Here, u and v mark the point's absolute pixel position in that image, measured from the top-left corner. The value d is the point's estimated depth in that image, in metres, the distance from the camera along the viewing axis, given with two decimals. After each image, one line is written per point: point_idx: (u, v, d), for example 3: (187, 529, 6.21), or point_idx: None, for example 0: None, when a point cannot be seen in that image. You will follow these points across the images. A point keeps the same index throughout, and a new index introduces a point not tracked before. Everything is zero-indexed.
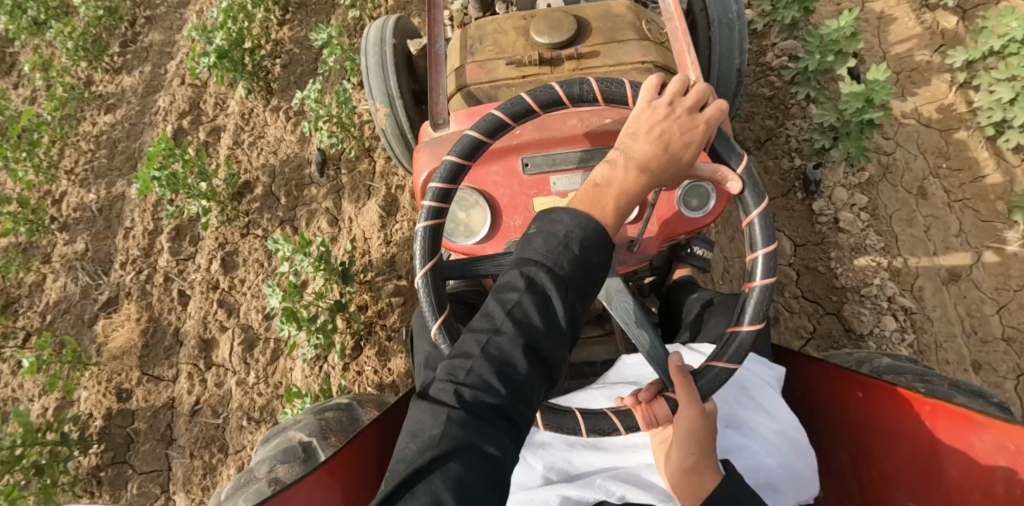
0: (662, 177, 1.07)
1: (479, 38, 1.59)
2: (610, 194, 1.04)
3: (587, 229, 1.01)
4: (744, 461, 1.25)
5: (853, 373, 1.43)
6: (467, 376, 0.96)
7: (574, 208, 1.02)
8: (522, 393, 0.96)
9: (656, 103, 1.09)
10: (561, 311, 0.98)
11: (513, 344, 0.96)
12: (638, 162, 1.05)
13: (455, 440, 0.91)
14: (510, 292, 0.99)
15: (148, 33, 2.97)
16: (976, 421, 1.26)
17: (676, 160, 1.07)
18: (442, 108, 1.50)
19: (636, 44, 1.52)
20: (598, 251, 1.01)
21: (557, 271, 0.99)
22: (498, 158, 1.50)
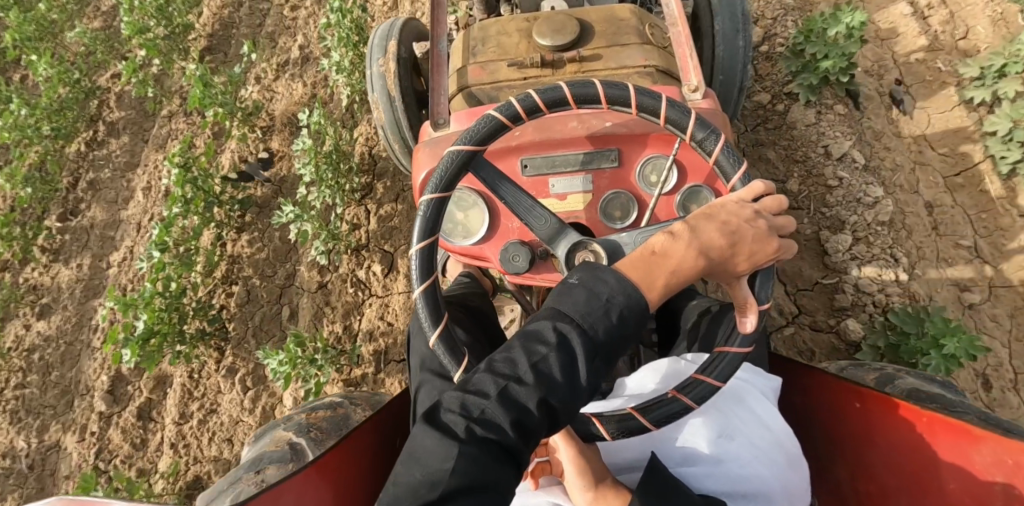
0: (710, 271, 1.03)
1: (483, 39, 1.55)
2: (662, 268, 1.01)
3: (630, 299, 0.97)
4: (736, 471, 1.17)
5: (850, 383, 1.39)
6: (480, 417, 0.94)
7: (624, 274, 0.98)
8: (531, 444, 0.95)
9: (745, 204, 1.06)
10: (586, 375, 0.96)
11: (531, 398, 0.94)
12: (702, 243, 1.01)
13: (458, 483, 0.90)
14: (539, 344, 0.96)
15: (91, 206, 2.90)
16: (973, 433, 1.21)
17: (731, 260, 1.03)
18: (443, 109, 1.45)
19: (639, 48, 1.48)
20: (637, 321, 0.98)
21: (590, 334, 0.96)
22: (496, 160, 1.34)
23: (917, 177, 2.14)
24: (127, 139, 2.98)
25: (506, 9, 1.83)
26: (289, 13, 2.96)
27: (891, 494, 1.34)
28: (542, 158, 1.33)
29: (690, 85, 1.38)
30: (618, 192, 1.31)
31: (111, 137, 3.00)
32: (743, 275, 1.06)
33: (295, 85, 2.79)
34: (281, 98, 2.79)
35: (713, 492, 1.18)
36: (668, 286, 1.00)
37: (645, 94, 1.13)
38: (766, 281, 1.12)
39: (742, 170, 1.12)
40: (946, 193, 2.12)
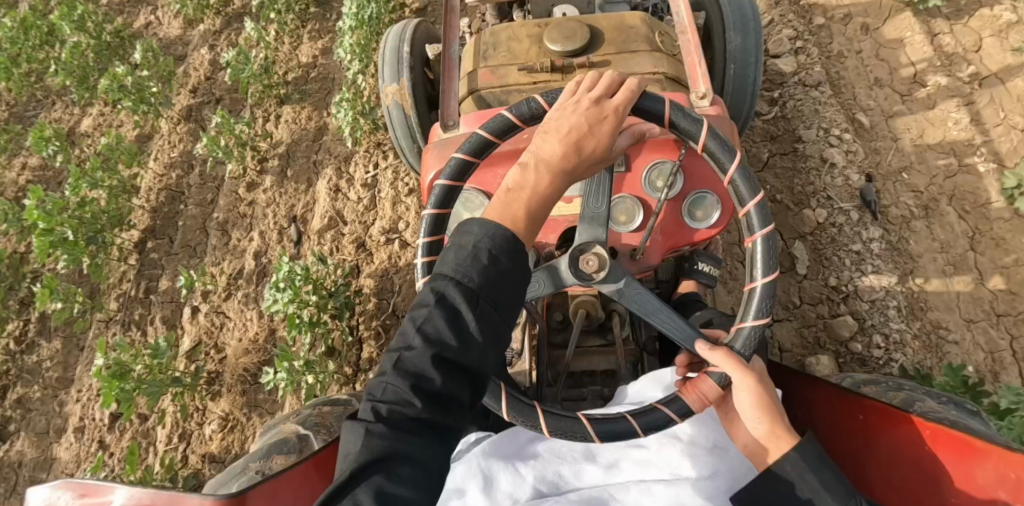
0: (565, 178, 1.09)
1: (493, 44, 1.57)
2: (522, 197, 1.06)
3: (496, 237, 1.01)
4: (727, 483, 1.16)
5: (856, 395, 1.37)
6: (384, 394, 0.99)
7: (483, 218, 1.03)
8: (439, 405, 0.98)
9: (567, 104, 1.12)
10: (471, 320, 0.99)
11: (425, 360, 0.98)
12: (548, 164, 1.08)
13: (371, 456, 0.94)
14: (421, 308, 1.01)
15: (16, 438, 2.43)
16: (976, 448, 1.20)
17: (580, 171, 1.10)
18: (452, 112, 1.47)
19: (648, 55, 1.50)
20: (512, 256, 1.02)
21: (466, 282, 1.00)
22: (503, 162, 1.36)
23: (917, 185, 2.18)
24: (59, 344, 2.57)
25: (518, 15, 1.85)
26: (244, 194, 2.61)
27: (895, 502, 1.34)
28: None
29: (698, 92, 1.39)
30: (623, 197, 1.32)
31: (41, 339, 2.60)
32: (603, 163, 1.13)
33: (248, 312, 2.39)
34: (234, 327, 2.38)
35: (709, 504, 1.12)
36: (523, 207, 1.06)
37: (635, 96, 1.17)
38: (762, 212, 1.12)
39: (737, 158, 1.14)
40: (946, 200, 2.15)
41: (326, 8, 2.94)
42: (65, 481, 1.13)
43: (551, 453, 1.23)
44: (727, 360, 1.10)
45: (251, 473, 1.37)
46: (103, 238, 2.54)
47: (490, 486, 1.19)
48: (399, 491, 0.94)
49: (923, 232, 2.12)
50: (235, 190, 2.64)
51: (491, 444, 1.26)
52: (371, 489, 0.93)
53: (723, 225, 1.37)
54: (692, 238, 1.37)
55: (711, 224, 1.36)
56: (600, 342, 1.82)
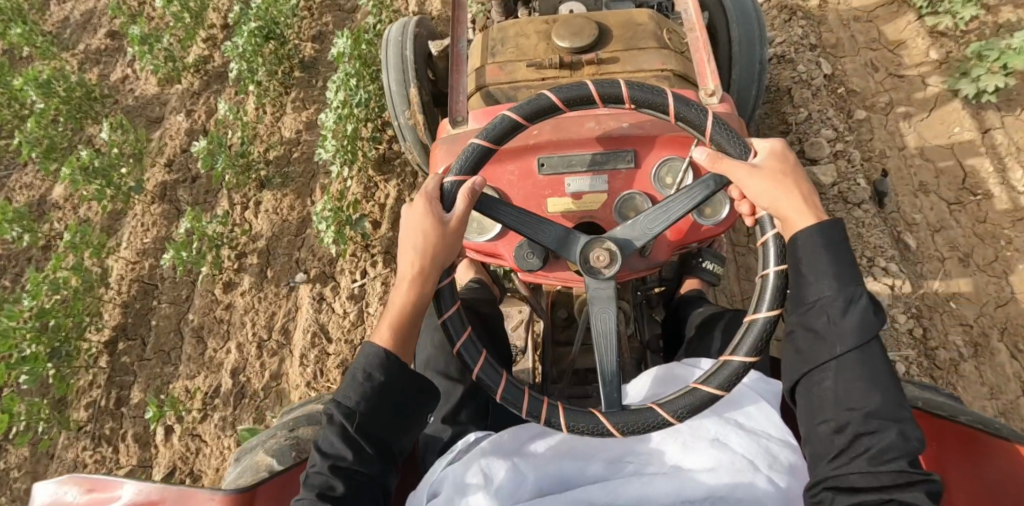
0: (423, 278, 1.19)
1: (501, 40, 1.57)
2: (396, 308, 1.19)
3: (371, 354, 1.17)
4: (729, 478, 1.13)
5: None
6: (308, 497, 1.10)
7: (368, 341, 1.18)
8: (360, 483, 1.12)
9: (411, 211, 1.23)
10: (364, 422, 1.14)
11: (328, 471, 1.11)
12: (405, 274, 1.19)
13: None
14: (322, 429, 1.16)
15: None
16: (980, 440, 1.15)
17: (434, 266, 1.19)
18: (461, 107, 1.47)
19: (656, 52, 1.50)
20: (395, 359, 1.17)
21: (348, 397, 1.15)
22: (513, 157, 1.36)
23: (923, 184, 2.26)
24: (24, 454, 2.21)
25: (524, 12, 1.85)
26: (220, 294, 2.36)
27: None
28: (557, 157, 1.35)
29: (707, 89, 1.39)
30: (633, 192, 1.32)
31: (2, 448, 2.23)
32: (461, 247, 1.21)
33: (226, 439, 2.13)
34: (211, 454, 2.11)
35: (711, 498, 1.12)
36: (395, 318, 1.19)
37: (637, 88, 1.17)
38: (771, 203, 1.14)
39: (748, 155, 1.16)
40: (948, 195, 2.23)
41: (313, 76, 2.75)
42: (71, 476, 1.12)
43: (552, 451, 1.24)
44: (722, 169, 1.14)
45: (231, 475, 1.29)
46: (66, 350, 2.22)
47: (489, 485, 1.17)
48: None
49: (925, 234, 2.19)
50: (211, 287, 2.38)
51: (492, 441, 1.26)
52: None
53: (730, 222, 1.38)
54: (702, 235, 1.38)
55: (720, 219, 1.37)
56: (606, 339, 1.81)
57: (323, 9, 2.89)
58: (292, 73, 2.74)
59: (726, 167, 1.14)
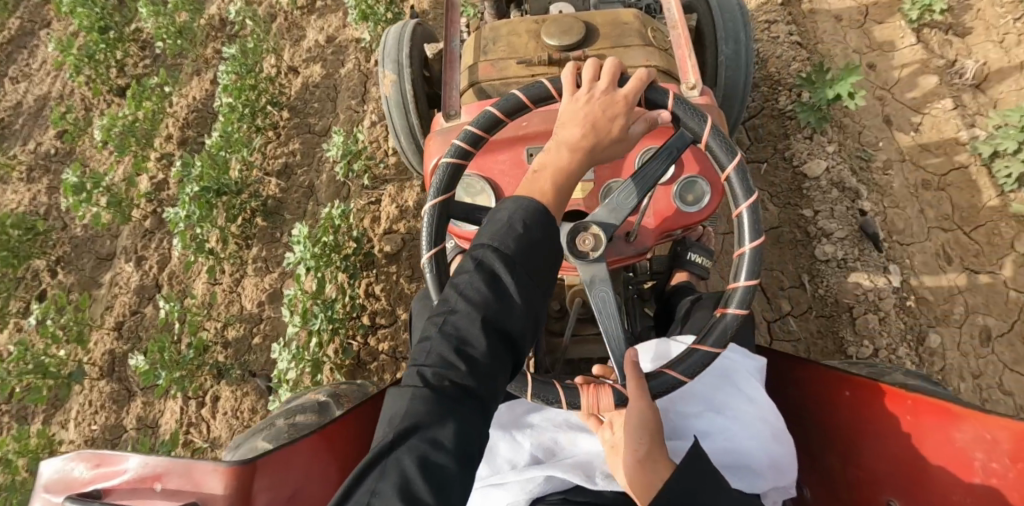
0: (590, 157, 1.16)
1: (493, 39, 1.64)
2: (546, 177, 1.14)
3: (528, 210, 1.10)
4: (723, 443, 1.22)
5: (839, 371, 1.43)
6: (428, 357, 1.06)
7: (516, 195, 1.12)
8: (484, 366, 1.05)
9: (578, 93, 1.19)
10: (510, 287, 1.07)
11: (468, 320, 1.06)
12: (570, 143, 1.15)
13: (417, 414, 1.01)
14: (461, 275, 1.10)
15: None
16: (952, 412, 1.26)
17: (598, 149, 1.16)
18: (454, 102, 1.53)
19: (641, 49, 1.57)
20: (543, 230, 1.10)
21: (502, 250, 1.09)
22: (505, 148, 1.42)
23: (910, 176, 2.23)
24: None
25: (515, 14, 1.89)
26: None
27: (881, 480, 1.38)
28: None
29: (688, 83, 1.46)
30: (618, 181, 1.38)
31: None
32: (627, 136, 1.19)
33: None
34: None
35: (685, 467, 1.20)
36: (547, 181, 1.14)
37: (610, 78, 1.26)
38: (743, 179, 1.18)
39: (732, 152, 1.20)
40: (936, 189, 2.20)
41: (276, 225, 2.58)
42: (79, 452, 1.17)
43: (550, 425, 1.31)
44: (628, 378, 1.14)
45: (279, 426, 1.46)
46: None
47: (491, 454, 1.28)
48: (442, 454, 0.99)
49: (914, 222, 2.17)
50: None
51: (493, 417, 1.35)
52: (416, 454, 0.99)
53: (713, 209, 1.42)
54: (687, 222, 1.42)
55: (703, 207, 1.40)
56: (598, 329, 1.87)
57: (290, 132, 2.72)
58: (254, 222, 2.57)
59: (637, 383, 1.14)
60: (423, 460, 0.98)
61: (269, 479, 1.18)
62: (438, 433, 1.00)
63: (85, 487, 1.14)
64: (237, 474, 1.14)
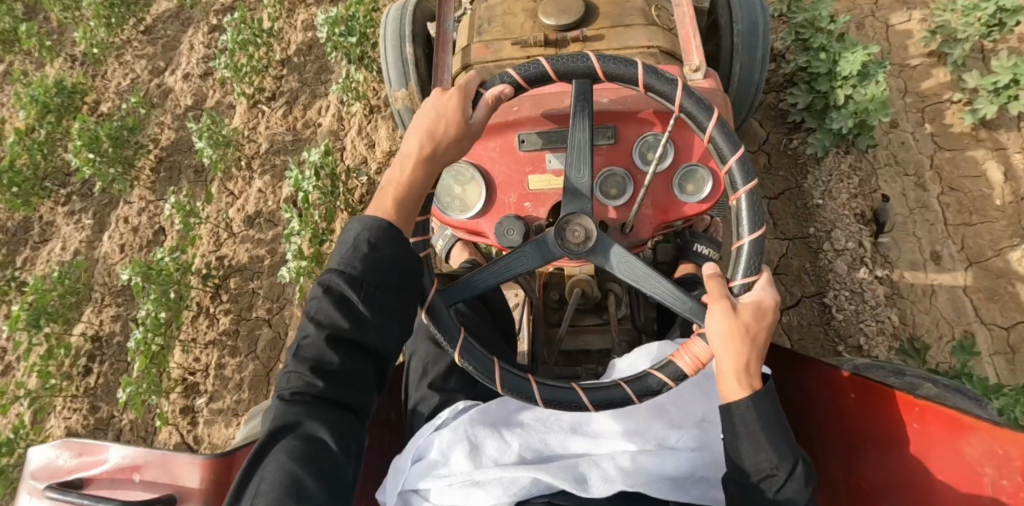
0: (433, 165, 1.16)
1: (488, 19, 1.57)
2: (389, 194, 1.14)
3: (372, 230, 1.08)
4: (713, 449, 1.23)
5: (845, 372, 1.37)
6: (288, 378, 1.06)
7: (361, 214, 1.10)
8: (342, 380, 1.07)
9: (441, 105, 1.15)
10: (359, 304, 1.06)
11: (320, 341, 1.06)
12: (410, 155, 1.15)
13: (289, 420, 1.04)
14: (313, 298, 1.09)
15: None
16: (965, 424, 1.17)
17: (450, 131, 1.15)
18: (446, 86, 1.46)
19: (643, 29, 1.49)
20: (392, 245, 1.08)
21: (348, 272, 1.07)
22: (494, 133, 1.38)
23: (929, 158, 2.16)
24: None
25: None
26: None
27: (881, 489, 1.31)
28: (537, 134, 1.37)
29: (691, 66, 1.38)
30: (614, 169, 1.33)
31: None
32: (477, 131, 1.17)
33: None
34: None
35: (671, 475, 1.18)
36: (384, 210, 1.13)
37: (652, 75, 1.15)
38: (744, 174, 1.13)
39: (739, 151, 1.13)
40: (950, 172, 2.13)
41: None
42: (65, 440, 1.17)
43: (539, 424, 1.26)
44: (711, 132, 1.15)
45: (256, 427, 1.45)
46: None
47: (475, 452, 1.23)
48: (316, 450, 1.02)
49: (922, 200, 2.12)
50: None
51: (479, 411, 1.29)
52: (291, 467, 1.00)
53: (716, 200, 1.36)
54: (685, 213, 1.36)
55: (704, 198, 1.35)
56: (596, 321, 1.82)
57: None
58: None
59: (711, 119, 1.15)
60: (298, 468, 1.01)
61: None
62: (295, 447, 1.02)
63: (67, 475, 1.14)
64: (215, 467, 1.13)
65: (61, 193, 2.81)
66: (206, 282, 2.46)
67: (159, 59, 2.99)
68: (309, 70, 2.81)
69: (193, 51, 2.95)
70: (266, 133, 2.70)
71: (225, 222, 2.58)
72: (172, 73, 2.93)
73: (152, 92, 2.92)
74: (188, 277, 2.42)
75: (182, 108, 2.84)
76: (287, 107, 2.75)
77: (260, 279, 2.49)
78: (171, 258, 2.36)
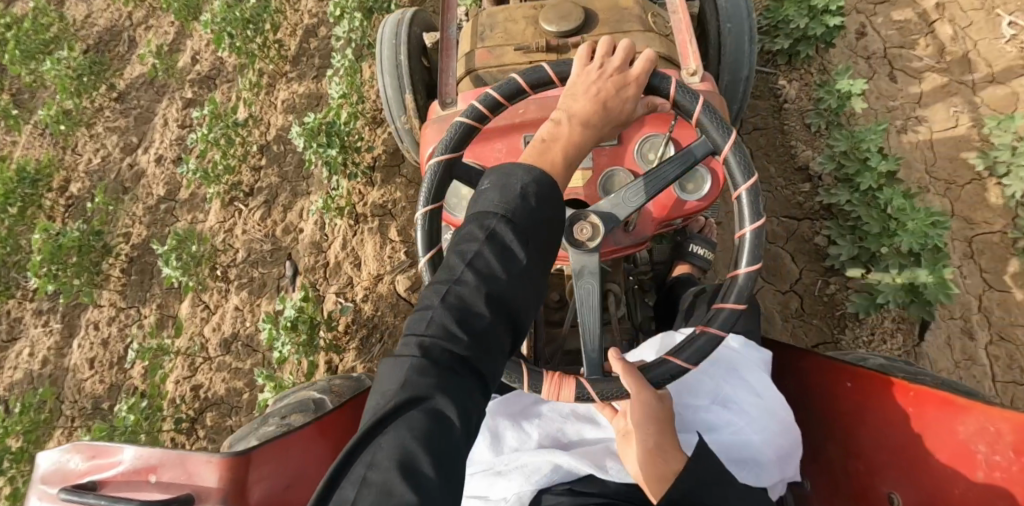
0: (603, 121, 1.12)
1: (490, 25, 1.61)
2: (556, 148, 1.08)
3: (540, 182, 1.01)
4: (728, 437, 1.20)
5: (842, 362, 1.41)
6: (427, 328, 0.92)
7: (528, 162, 1.03)
8: (486, 343, 0.92)
9: (591, 66, 1.15)
10: (519, 255, 0.96)
11: (475, 292, 0.94)
12: (580, 117, 1.10)
13: (414, 389, 0.87)
14: (469, 242, 0.97)
15: None
16: (957, 404, 1.23)
17: (615, 114, 1.14)
18: (450, 90, 1.51)
19: (641, 35, 1.54)
20: (551, 203, 1.01)
21: (513, 220, 0.97)
22: (499, 136, 1.42)
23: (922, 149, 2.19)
24: None
25: None
26: None
27: (880, 472, 1.35)
28: None
29: (689, 69, 1.43)
30: (616, 169, 1.36)
31: None
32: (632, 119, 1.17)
33: None
34: None
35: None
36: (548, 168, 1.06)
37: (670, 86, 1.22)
38: (753, 201, 1.17)
39: (751, 180, 1.17)
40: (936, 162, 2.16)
41: None
42: (75, 443, 1.16)
43: (557, 415, 1.28)
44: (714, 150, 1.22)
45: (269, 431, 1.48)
46: None
47: (495, 443, 1.26)
48: (443, 430, 0.85)
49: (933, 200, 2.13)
50: None
51: (500, 404, 1.34)
52: (416, 433, 0.84)
53: (714, 198, 1.41)
54: (685, 211, 1.40)
55: (702, 196, 1.40)
56: (598, 321, 1.82)
57: None
58: None
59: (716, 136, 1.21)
60: (427, 438, 0.84)
61: (262, 475, 1.17)
62: (422, 423, 0.85)
63: (81, 478, 1.14)
64: (231, 465, 1.13)
65: (28, 289, 2.57)
66: (180, 424, 2.22)
67: (132, 134, 2.75)
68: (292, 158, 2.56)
69: (167, 128, 2.72)
70: (243, 239, 2.47)
71: (199, 346, 2.34)
72: (143, 152, 2.71)
73: (124, 174, 2.69)
74: (158, 420, 2.21)
75: (153, 199, 2.61)
76: (265, 208, 2.50)
77: (239, 417, 2.24)
78: (135, 410, 2.18)
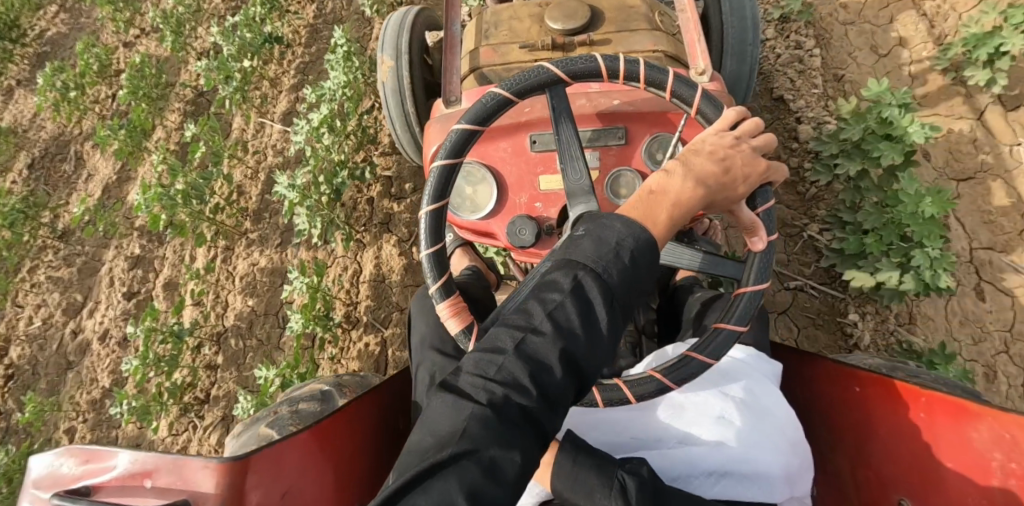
0: (716, 196, 1.05)
1: (495, 23, 1.59)
2: (663, 205, 1.01)
3: (640, 240, 0.96)
4: (733, 452, 1.16)
5: (850, 368, 1.39)
6: (496, 373, 0.89)
7: (630, 216, 0.97)
8: (552, 402, 0.89)
9: (725, 132, 1.08)
10: (603, 318, 0.92)
11: (552, 347, 0.90)
12: (698, 175, 1.03)
13: (473, 442, 0.84)
14: (554, 291, 0.93)
15: None
16: (970, 412, 1.20)
17: (731, 186, 1.06)
18: (454, 88, 1.49)
19: (647, 33, 1.51)
20: (647, 265, 0.96)
21: (606, 278, 0.93)
22: (506, 134, 1.40)
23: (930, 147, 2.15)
24: None
25: None
26: None
27: (890, 481, 1.33)
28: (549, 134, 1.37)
29: (697, 68, 1.41)
30: (623, 169, 1.33)
31: None
32: (742, 199, 1.09)
33: None
34: None
35: (678, 473, 1.17)
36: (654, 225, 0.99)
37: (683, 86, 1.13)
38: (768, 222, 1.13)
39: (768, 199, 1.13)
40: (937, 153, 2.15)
41: None
42: (68, 447, 1.12)
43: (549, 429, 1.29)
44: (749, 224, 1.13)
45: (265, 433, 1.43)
46: None
47: None
48: (492, 488, 0.82)
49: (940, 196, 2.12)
50: None
51: None
52: (464, 488, 0.81)
53: None
54: None
55: None
56: None
57: None
58: None
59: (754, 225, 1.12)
60: (476, 495, 0.81)
61: (262, 478, 1.15)
62: (474, 478, 0.82)
63: (75, 482, 1.10)
64: (229, 471, 1.11)
65: None
66: None
67: (75, 289, 2.63)
68: (259, 334, 2.36)
69: (112, 292, 2.56)
70: None
71: None
72: (88, 312, 2.57)
73: (67, 345, 2.55)
74: None
75: (97, 390, 2.42)
76: (221, 427, 2.25)
77: None
78: None
